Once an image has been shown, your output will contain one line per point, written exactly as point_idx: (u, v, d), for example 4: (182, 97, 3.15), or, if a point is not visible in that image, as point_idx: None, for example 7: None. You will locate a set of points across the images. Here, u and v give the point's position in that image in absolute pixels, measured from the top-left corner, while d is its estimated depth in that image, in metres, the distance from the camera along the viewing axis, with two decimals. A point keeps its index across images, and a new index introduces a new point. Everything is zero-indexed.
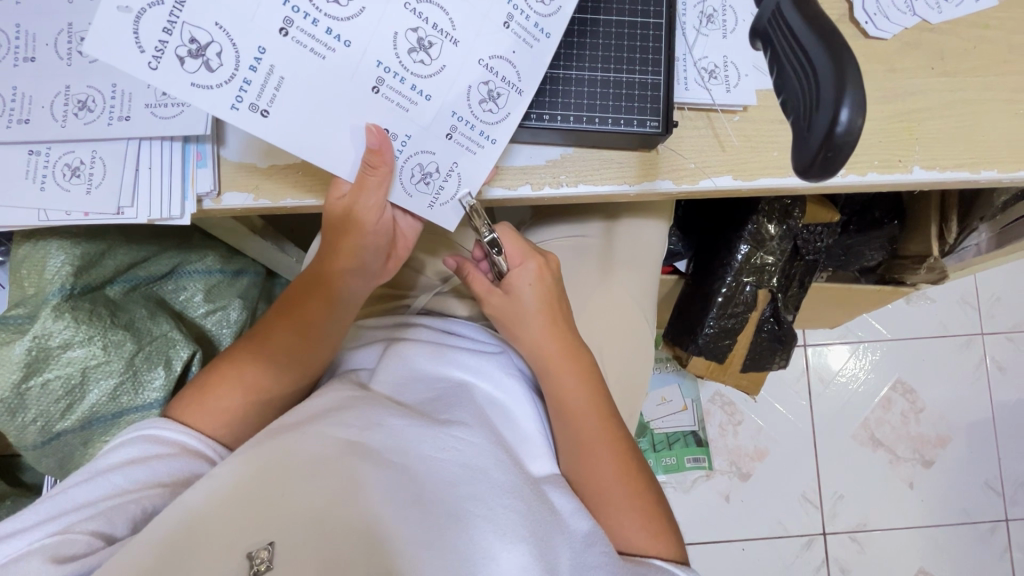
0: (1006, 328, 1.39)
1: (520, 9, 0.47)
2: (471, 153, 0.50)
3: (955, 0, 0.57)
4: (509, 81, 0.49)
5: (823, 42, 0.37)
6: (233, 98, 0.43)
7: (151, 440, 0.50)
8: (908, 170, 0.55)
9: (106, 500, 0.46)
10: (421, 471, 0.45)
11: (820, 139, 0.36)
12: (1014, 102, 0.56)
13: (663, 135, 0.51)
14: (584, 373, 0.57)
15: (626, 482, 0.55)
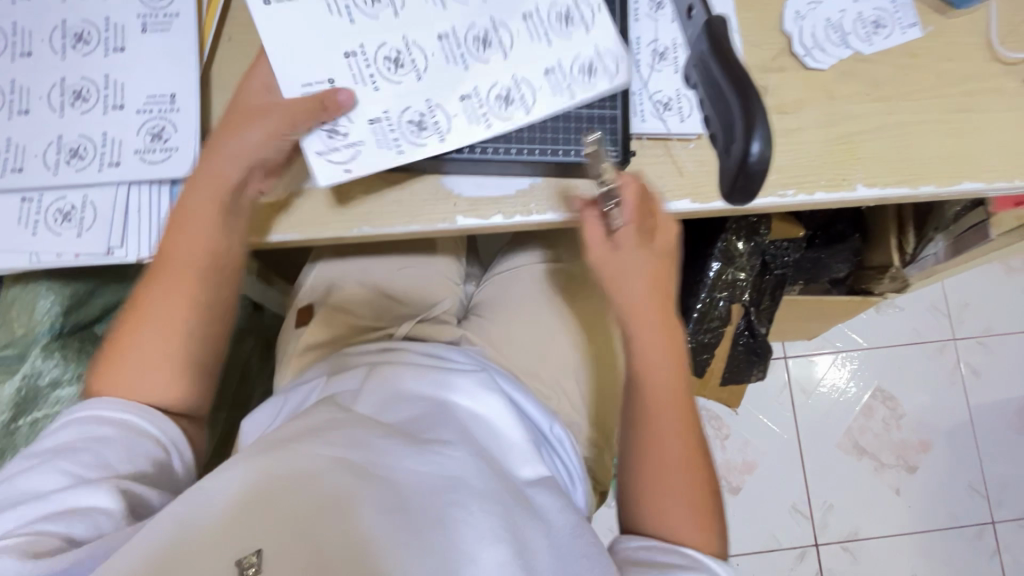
0: (976, 333, 1.44)
1: (479, 95, 0.55)
2: (379, 148, 0.53)
3: (884, 33, 0.62)
4: (439, 127, 0.54)
5: (735, 78, 0.39)
6: None
7: (95, 420, 0.49)
8: (852, 187, 0.59)
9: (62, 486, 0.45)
10: (405, 483, 0.47)
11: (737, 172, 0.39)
12: (944, 122, 0.61)
13: (622, 164, 0.55)
14: (675, 355, 0.56)
15: (693, 471, 0.54)
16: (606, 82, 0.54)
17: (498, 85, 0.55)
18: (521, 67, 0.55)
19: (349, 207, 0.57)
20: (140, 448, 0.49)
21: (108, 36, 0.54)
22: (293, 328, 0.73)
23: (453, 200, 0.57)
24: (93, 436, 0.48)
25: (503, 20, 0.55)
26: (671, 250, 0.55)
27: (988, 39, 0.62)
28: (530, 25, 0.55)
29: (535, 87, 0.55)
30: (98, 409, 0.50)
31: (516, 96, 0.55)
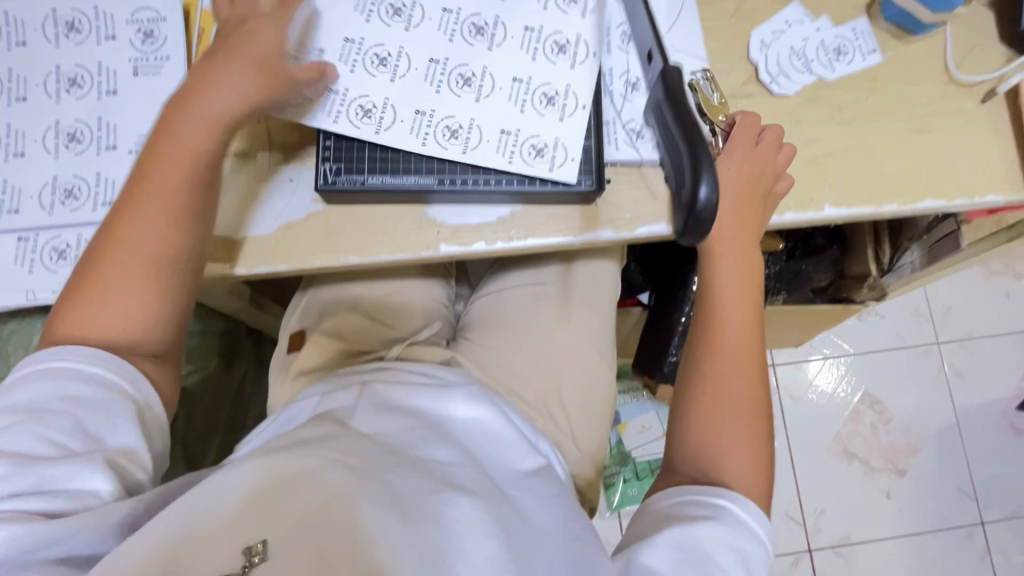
0: (959, 336, 1.46)
1: (432, 121, 0.58)
2: (320, 113, 0.57)
3: (846, 59, 0.65)
4: (381, 123, 0.58)
5: (692, 137, 0.53)
6: None
7: (71, 375, 0.49)
8: (819, 208, 0.62)
9: (36, 452, 0.45)
10: (399, 487, 0.49)
11: (693, 212, 0.54)
12: (904, 143, 0.64)
13: (595, 193, 0.58)
14: (749, 286, 0.63)
15: (752, 404, 0.60)
16: (545, 167, 0.58)
17: (453, 119, 0.58)
18: (483, 117, 0.59)
19: (339, 233, 0.59)
20: (116, 410, 0.49)
21: (101, 80, 0.56)
22: (287, 353, 0.75)
23: (437, 228, 0.60)
24: (68, 394, 0.48)
25: (494, 74, 0.59)
26: (771, 196, 0.61)
27: (944, 64, 0.65)
28: (515, 88, 0.60)
29: (484, 138, 0.58)
30: (69, 361, 0.49)
31: (462, 134, 0.58)
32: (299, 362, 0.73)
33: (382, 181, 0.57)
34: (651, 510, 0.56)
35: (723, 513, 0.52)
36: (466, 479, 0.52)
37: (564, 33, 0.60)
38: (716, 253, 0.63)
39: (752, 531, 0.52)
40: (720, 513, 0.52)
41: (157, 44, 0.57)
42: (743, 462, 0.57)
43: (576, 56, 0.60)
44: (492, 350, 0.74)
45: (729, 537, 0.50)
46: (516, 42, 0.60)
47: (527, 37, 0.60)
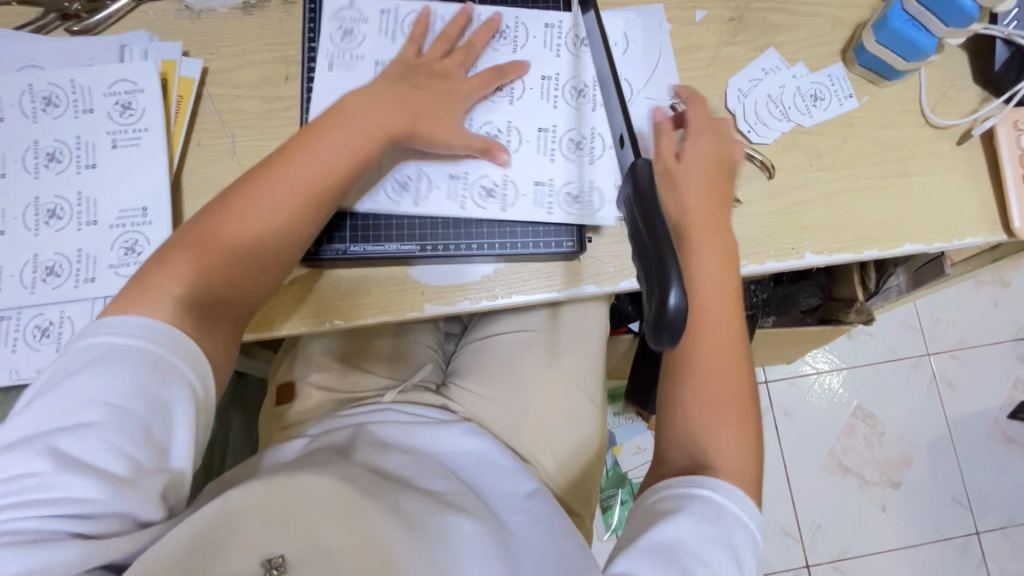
0: (949, 346, 1.47)
1: (466, 183, 0.60)
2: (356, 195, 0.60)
3: (822, 105, 0.65)
4: (416, 193, 0.60)
5: (644, 231, 0.34)
6: (329, 61, 0.62)
7: (145, 364, 0.45)
8: (800, 255, 0.62)
9: (99, 467, 0.42)
10: (404, 506, 0.54)
11: (654, 321, 0.32)
12: (883, 187, 0.64)
13: (579, 254, 0.59)
14: (726, 262, 0.57)
15: (739, 392, 0.56)
16: (548, 212, 0.60)
17: (488, 178, 0.61)
18: (515, 173, 0.61)
19: (324, 292, 0.60)
20: (187, 415, 0.46)
21: (79, 154, 0.56)
22: (274, 404, 0.74)
23: (421, 288, 0.60)
24: (142, 388, 0.44)
25: (517, 128, 0.63)
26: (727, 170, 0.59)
27: (920, 108, 0.65)
28: (542, 138, 0.63)
29: (521, 193, 0.61)
30: (151, 347, 0.46)
31: (498, 192, 0.60)
32: (286, 417, 0.72)
33: (363, 250, 0.59)
34: (639, 509, 0.53)
35: (703, 503, 0.50)
36: (468, 504, 0.58)
37: (580, 79, 0.64)
38: (693, 233, 0.56)
39: (734, 514, 0.50)
40: (701, 503, 0.50)
41: (136, 116, 0.57)
42: (734, 454, 0.54)
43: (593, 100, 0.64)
44: (483, 396, 0.74)
45: (712, 530, 0.48)
46: (536, 92, 0.64)
47: (546, 86, 0.64)
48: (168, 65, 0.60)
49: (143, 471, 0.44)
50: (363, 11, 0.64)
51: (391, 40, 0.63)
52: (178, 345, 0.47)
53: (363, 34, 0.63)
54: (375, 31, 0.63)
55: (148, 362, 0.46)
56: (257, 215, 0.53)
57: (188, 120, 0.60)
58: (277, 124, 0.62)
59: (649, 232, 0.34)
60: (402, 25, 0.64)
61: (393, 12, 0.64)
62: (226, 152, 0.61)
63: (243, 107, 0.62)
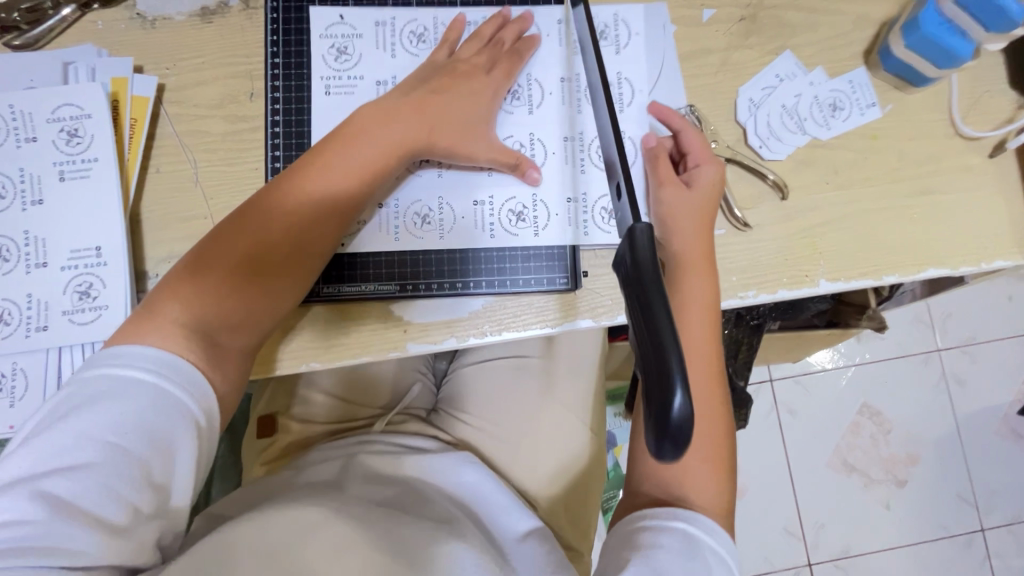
0: (960, 341, 1.43)
1: (493, 208, 0.57)
2: (379, 232, 0.57)
3: (841, 115, 0.59)
4: (441, 225, 0.57)
5: (640, 315, 0.29)
6: (325, 84, 0.58)
7: (146, 401, 0.44)
8: (815, 283, 0.57)
9: (97, 510, 0.41)
10: (399, 535, 0.54)
11: (655, 426, 0.27)
12: (907, 207, 0.59)
13: (574, 292, 0.56)
14: (711, 301, 0.52)
15: (719, 427, 0.52)
16: (580, 232, 0.57)
17: (516, 200, 0.57)
18: (545, 192, 0.58)
19: (300, 332, 0.55)
20: (191, 454, 0.46)
21: (24, 189, 0.51)
22: (257, 438, 0.70)
23: (404, 325, 0.55)
24: (145, 428, 0.44)
25: (542, 140, 0.59)
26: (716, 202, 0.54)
27: (950, 117, 0.60)
28: (569, 147, 0.59)
29: (552, 212, 0.57)
30: (154, 379, 0.45)
31: (529, 215, 0.57)
32: (268, 452, 0.68)
33: (337, 291, 0.55)
34: (616, 538, 0.50)
35: (677, 537, 0.47)
36: (467, 531, 0.58)
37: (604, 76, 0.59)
38: (681, 266, 0.52)
39: (710, 547, 0.47)
40: (675, 537, 0.47)
41: (85, 144, 0.52)
42: (708, 491, 0.50)
43: (622, 96, 0.58)
44: (477, 426, 0.70)
45: (685, 565, 0.46)
46: (556, 96, 0.60)
47: (567, 88, 0.60)
48: (119, 84, 0.55)
49: (141, 512, 0.43)
50: (355, 26, 0.59)
51: (391, 54, 0.59)
52: (184, 378, 0.46)
53: (358, 50, 0.59)
54: (371, 46, 0.59)
55: (150, 399, 0.45)
56: (263, 234, 0.51)
57: (144, 145, 0.55)
58: (243, 147, 0.57)
59: (646, 318, 0.29)
60: (400, 38, 0.60)
61: (389, 24, 0.60)
62: (187, 179, 0.56)
63: (205, 127, 0.56)
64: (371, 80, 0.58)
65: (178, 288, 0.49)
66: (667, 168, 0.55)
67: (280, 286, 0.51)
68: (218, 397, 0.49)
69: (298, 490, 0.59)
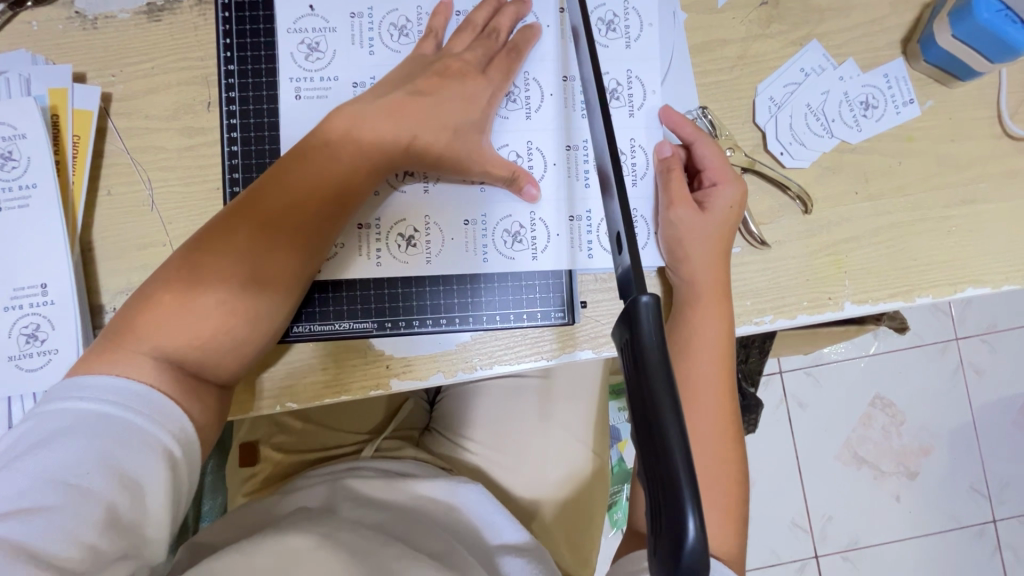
0: (980, 330, 1.25)
1: (487, 226, 0.51)
2: (359, 255, 0.51)
3: (874, 115, 0.53)
4: (428, 246, 0.51)
5: (642, 412, 0.24)
6: (295, 87, 0.51)
7: (113, 438, 0.38)
8: (839, 306, 0.51)
9: (55, 557, 0.36)
10: (393, 565, 0.46)
11: (664, 555, 0.22)
12: (946, 218, 0.52)
13: (571, 325, 0.51)
14: (725, 333, 0.47)
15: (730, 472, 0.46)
16: (584, 255, 0.52)
17: (512, 218, 0.51)
18: (544, 209, 0.52)
19: (270, 372, 0.49)
20: (164, 488, 0.40)
21: None
22: (239, 466, 0.66)
23: (386, 361, 0.50)
24: (109, 463, 0.38)
25: (541, 149, 0.52)
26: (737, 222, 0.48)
27: (998, 114, 0.53)
28: (572, 157, 0.52)
29: (552, 232, 0.52)
30: (124, 413, 0.40)
31: (525, 235, 0.51)
32: (251, 481, 0.65)
33: (308, 331, 0.50)
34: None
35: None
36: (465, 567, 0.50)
37: (613, 74, 0.52)
38: (692, 293, 0.47)
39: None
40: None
41: (22, 168, 0.47)
42: (715, 540, 0.44)
43: (632, 99, 0.51)
44: (472, 455, 0.66)
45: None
46: (556, 99, 0.53)
47: (570, 89, 0.53)
48: (58, 96, 0.49)
49: (107, 555, 0.38)
50: (327, 18, 0.52)
51: (368, 51, 0.52)
52: (155, 410, 0.41)
53: (330, 47, 0.52)
54: (346, 41, 0.52)
55: (116, 432, 0.39)
56: (231, 250, 0.44)
57: (90, 165, 0.49)
58: (201, 164, 0.51)
59: (651, 418, 0.24)
60: (379, 31, 0.52)
61: (365, 15, 0.52)
62: (141, 202, 0.50)
63: (158, 142, 0.50)
64: (346, 81, 0.52)
65: (144, 310, 0.43)
66: (680, 185, 0.48)
67: (249, 310, 0.45)
68: (197, 428, 0.43)
69: (284, 519, 0.52)
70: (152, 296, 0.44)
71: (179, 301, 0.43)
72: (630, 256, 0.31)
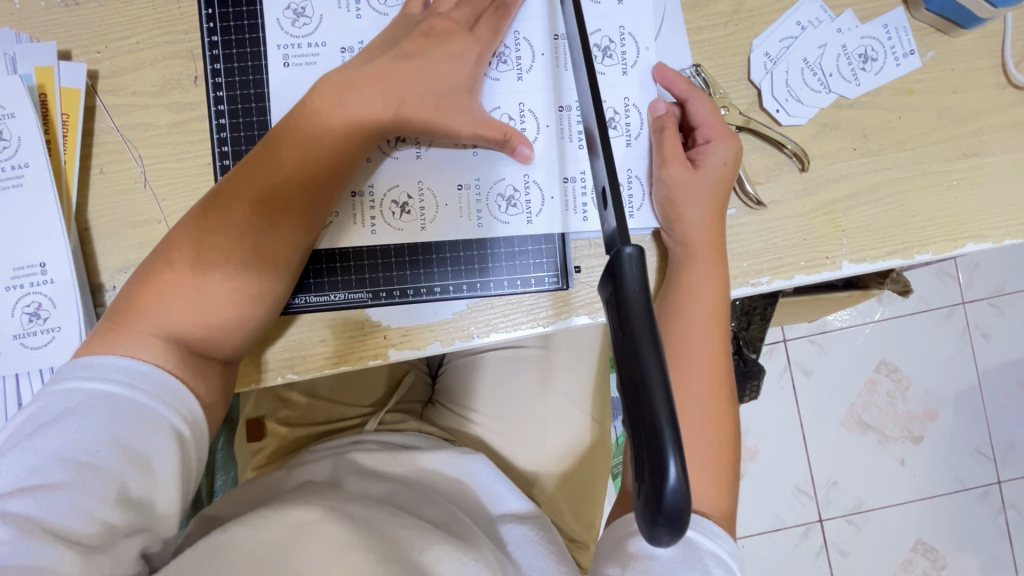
0: (988, 293, 1.24)
1: (480, 191, 0.51)
2: (353, 223, 0.51)
3: (873, 68, 0.51)
4: (421, 212, 0.51)
5: (627, 364, 0.24)
6: (283, 55, 0.51)
7: (119, 415, 0.39)
8: (836, 266, 0.51)
9: (66, 531, 0.37)
10: (398, 534, 0.47)
11: (647, 500, 0.23)
12: (946, 173, 0.51)
13: (566, 290, 0.51)
14: (720, 293, 0.47)
15: (722, 431, 0.46)
16: (578, 218, 0.51)
17: (506, 182, 0.51)
18: (537, 172, 0.51)
19: (269, 345, 0.50)
20: (173, 463, 0.40)
21: None
22: (246, 442, 0.67)
23: (383, 332, 0.51)
24: (118, 442, 0.39)
25: (532, 110, 0.51)
26: (731, 181, 0.47)
27: (1003, 64, 0.52)
28: (564, 118, 0.52)
29: (547, 195, 0.51)
30: (129, 392, 0.40)
31: (519, 199, 0.51)
32: (258, 456, 0.66)
33: (304, 302, 0.50)
34: (618, 534, 0.43)
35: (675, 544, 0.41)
36: (468, 533, 0.51)
37: (605, 31, 0.50)
38: (686, 253, 0.47)
39: (712, 554, 0.42)
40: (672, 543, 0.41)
41: (13, 149, 0.47)
42: (707, 496, 0.44)
43: (624, 56, 0.50)
44: (473, 424, 0.67)
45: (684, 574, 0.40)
46: (547, 59, 0.52)
47: (561, 48, 0.52)
48: (44, 74, 0.48)
49: (119, 529, 0.39)
50: None
51: (355, 15, 0.51)
52: (159, 387, 0.41)
53: (317, 12, 0.51)
54: (332, 5, 0.51)
55: (125, 412, 0.40)
56: (225, 223, 0.45)
57: (81, 143, 0.49)
58: (191, 140, 0.50)
59: (634, 368, 0.24)
60: None
61: None
62: (134, 180, 0.50)
63: (148, 119, 0.50)
64: (333, 47, 0.51)
65: (144, 284, 0.44)
66: (674, 142, 0.48)
67: (243, 280, 0.45)
68: (203, 406, 0.44)
69: (290, 491, 0.53)
70: (152, 273, 0.44)
71: (176, 275, 0.44)
72: (615, 210, 0.30)
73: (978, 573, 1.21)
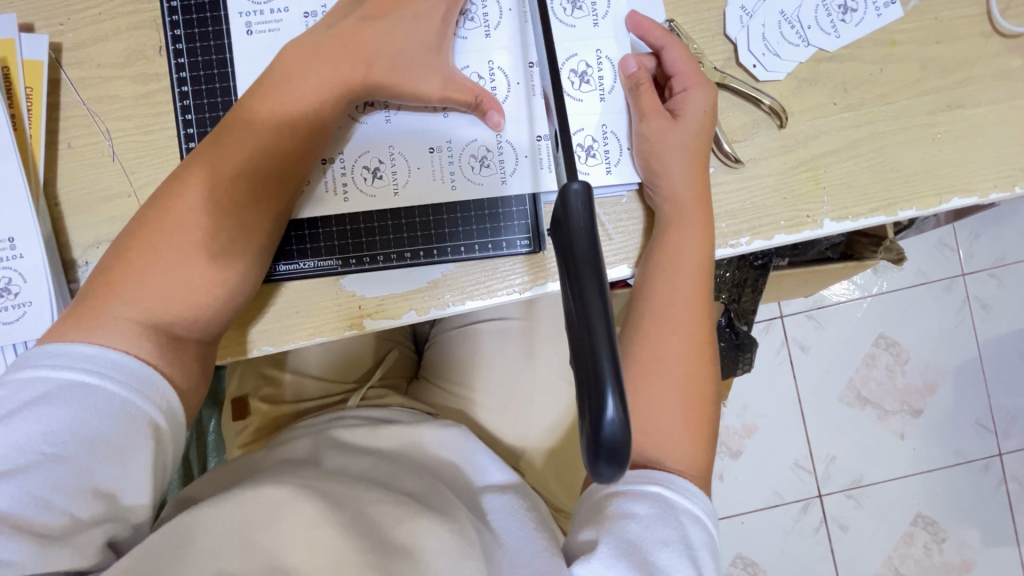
0: (989, 264, 1.22)
1: (453, 154, 0.50)
2: (325, 189, 0.50)
3: (852, 19, 0.50)
4: (394, 176, 0.50)
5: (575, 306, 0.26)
6: (246, 22, 0.50)
7: (87, 402, 0.39)
8: (817, 224, 0.50)
9: (33, 516, 0.37)
10: (375, 508, 0.47)
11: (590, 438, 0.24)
12: (930, 127, 0.50)
13: (539, 253, 0.50)
14: (701, 252, 0.46)
15: (699, 390, 0.45)
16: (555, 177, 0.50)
17: (478, 143, 0.50)
18: (511, 132, 0.50)
19: (242, 318, 0.49)
20: (143, 447, 0.40)
21: None
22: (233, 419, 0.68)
23: (358, 302, 0.50)
24: (88, 432, 0.38)
25: (502, 69, 0.50)
26: (710, 134, 0.47)
27: (987, 12, 0.50)
28: (535, 75, 0.51)
29: (519, 155, 0.50)
30: (97, 379, 0.40)
31: (493, 159, 0.50)
32: (245, 434, 0.66)
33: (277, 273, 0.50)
34: (596, 501, 0.43)
35: (650, 503, 0.41)
36: (445, 504, 0.50)
37: None
38: (665, 211, 0.46)
39: (688, 512, 0.41)
40: (649, 503, 0.41)
41: None
42: (682, 456, 0.44)
43: (595, 9, 0.49)
44: (457, 398, 0.67)
45: (660, 531, 0.40)
46: (516, 15, 0.51)
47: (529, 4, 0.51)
48: (7, 47, 0.48)
49: (89, 512, 0.39)
50: None
51: None
52: (128, 373, 0.41)
53: None
54: None
55: (93, 399, 0.39)
56: (195, 190, 0.44)
57: (46, 118, 0.49)
58: (157, 111, 0.50)
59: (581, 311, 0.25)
60: None
61: None
62: (102, 153, 0.49)
63: (114, 91, 0.50)
64: (297, 11, 0.50)
65: (118, 257, 0.44)
66: (651, 98, 0.47)
67: (213, 249, 0.44)
68: (178, 392, 0.43)
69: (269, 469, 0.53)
70: (125, 247, 0.44)
71: (148, 247, 0.43)
72: (565, 153, 0.32)
73: (980, 546, 1.20)
